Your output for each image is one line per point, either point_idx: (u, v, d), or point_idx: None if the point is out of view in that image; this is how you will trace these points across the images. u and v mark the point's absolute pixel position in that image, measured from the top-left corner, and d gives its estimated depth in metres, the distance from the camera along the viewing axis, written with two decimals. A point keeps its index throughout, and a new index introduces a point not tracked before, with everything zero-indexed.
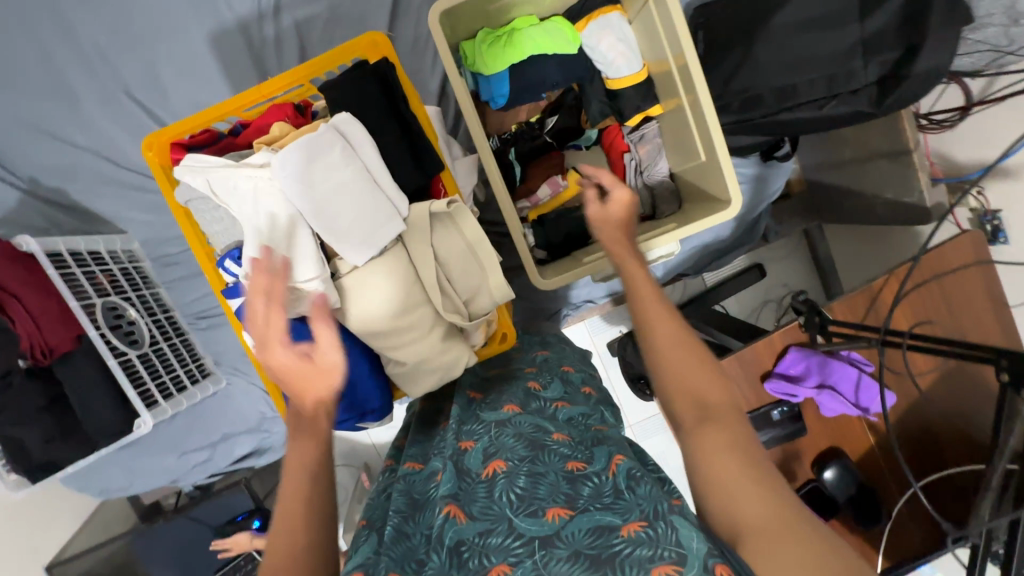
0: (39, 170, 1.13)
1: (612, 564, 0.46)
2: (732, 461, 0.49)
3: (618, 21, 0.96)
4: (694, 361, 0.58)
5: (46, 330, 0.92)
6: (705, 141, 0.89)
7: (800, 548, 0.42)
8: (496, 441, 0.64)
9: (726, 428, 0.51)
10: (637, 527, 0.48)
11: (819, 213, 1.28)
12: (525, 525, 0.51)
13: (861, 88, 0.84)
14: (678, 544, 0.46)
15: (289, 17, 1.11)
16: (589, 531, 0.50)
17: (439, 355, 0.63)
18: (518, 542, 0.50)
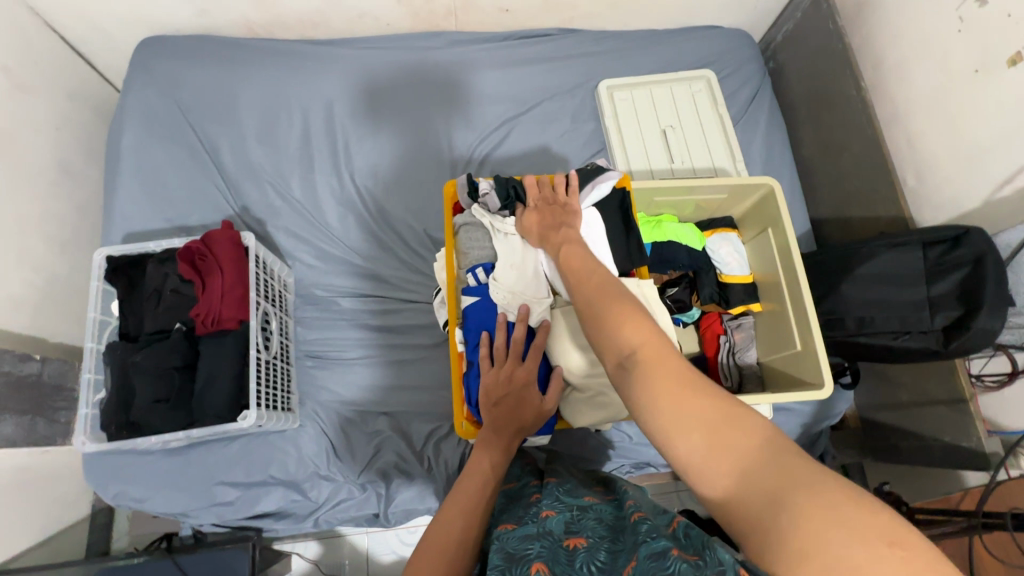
0: (255, 203, 1.41)
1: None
2: (681, 421, 0.49)
3: (735, 237, 1.29)
4: (620, 306, 0.59)
5: (224, 304, 1.04)
6: (802, 332, 1.10)
7: (784, 489, 0.43)
8: (578, 520, 0.78)
9: (700, 416, 0.49)
10: (692, 555, 0.56)
11: (872, 451, 1.40)
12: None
13: (929, 330, 1.08)
14: (720, 563, 0.53)
15: (488, 167, 1.50)
16: (649, 558, 0.58)
17: (614, 393, 0.74)
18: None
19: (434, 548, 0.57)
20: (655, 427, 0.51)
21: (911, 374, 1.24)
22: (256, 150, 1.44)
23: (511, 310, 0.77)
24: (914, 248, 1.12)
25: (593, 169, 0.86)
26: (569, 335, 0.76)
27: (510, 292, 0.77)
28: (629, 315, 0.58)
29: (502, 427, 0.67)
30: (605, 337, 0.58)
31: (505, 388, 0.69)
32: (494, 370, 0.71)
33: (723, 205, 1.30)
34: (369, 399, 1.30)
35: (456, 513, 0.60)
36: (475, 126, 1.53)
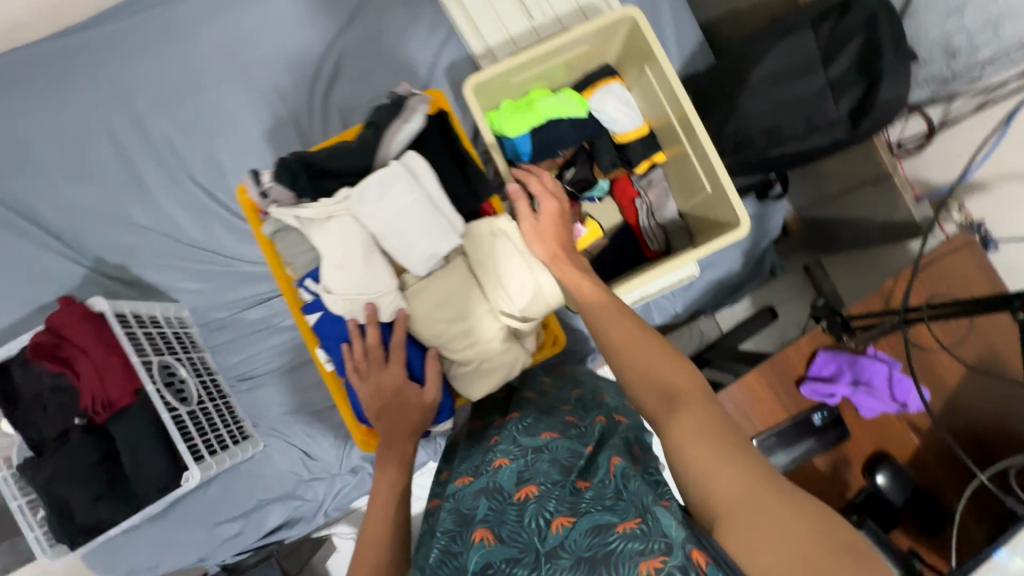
0: (105, 249, 1.25)
1: (608, 561, 0.53)
2: (704, 446, 0.55)
3: (617, 87, 1.13)
4: (660, 348, 0.64)
5: (108, 383, 0.96)
6: (708, 171, 1.01)
7: (762, 511, 0.50)
8: (531, 467, 0.72)
9: (706, 434, 0.56)
10: (632, 523, 0.55)
11: (819, 248, 1.38)
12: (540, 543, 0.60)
13: (837, 120, 0.98)
14: (664, 534, 0.52)
15: (336, 108, 1.30)
16: (589, 532, 0.57)
17: (497, 356, 0.71)
18: (530, 548, 0.61)
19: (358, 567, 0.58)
20: (670, 438, 0.58)
21: (835, 162, 1.17)
22: (77, 191, 1.25)
23: (357, 314, 0.68)
24: (801, 31, 0.99)
25: (393, 103, 0.72)
26: (432, 312, 0.71)
27: (348, 297, 0.67)
28: (659, 344, 0.64)
29: (391, 438, 0.65)
30: (639, 371, 0.63)
31: (379, 400, 0.66)
32: (365, 384, 0.67)
33: (592, 55, 1.13)
34: (320, 395, 1.26)
35: (370, 536, 0.59)
36: (301, 64, 1.31)
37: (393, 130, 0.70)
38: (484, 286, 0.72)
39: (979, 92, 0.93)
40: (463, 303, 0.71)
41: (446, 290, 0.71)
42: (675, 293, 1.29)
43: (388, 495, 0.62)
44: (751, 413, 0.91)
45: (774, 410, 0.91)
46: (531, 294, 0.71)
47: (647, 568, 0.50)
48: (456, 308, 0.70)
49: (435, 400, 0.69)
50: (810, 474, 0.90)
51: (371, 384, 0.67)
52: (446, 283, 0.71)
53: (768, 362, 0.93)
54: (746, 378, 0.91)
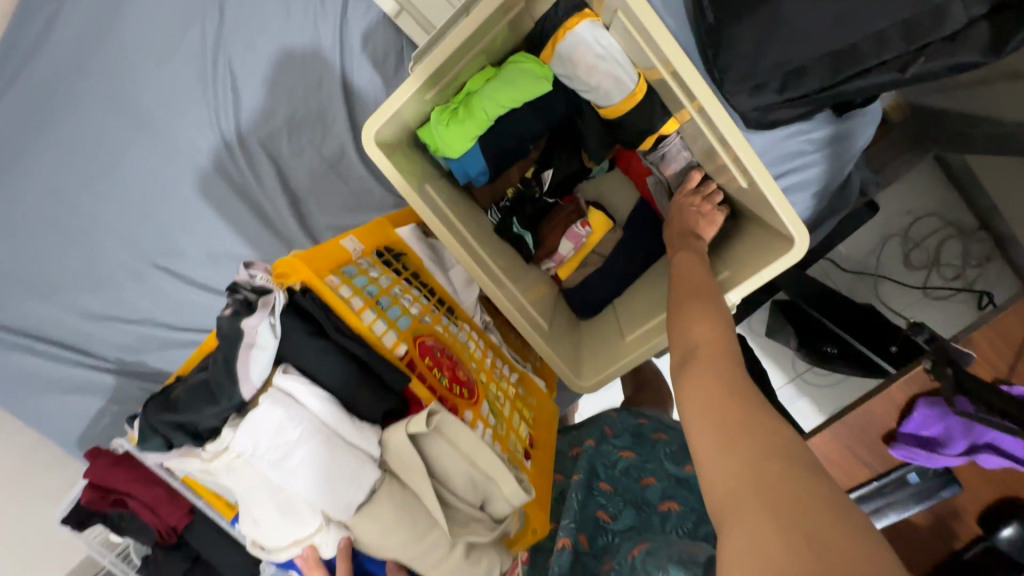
0: (110, 352, 1.21)
1: None
2: (698, 414, 0.42)
3: (592, 35, 0.73)
4: (708, 314, 0.53)
5: (164, 512, 1.02)
6: (738, 164, 0.68)
7: (748, 511, 0.34)
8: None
9: (711, 402, 0.42)
10: None
11: (932, 143, 0.96)
12: None
13: (965, 27, 0.58)
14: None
15: (253, 142, 1.05)
16: None
17: (469, 575, 0.54)
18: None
19: None
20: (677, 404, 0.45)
21: None
22: (59, 305, 1.20)
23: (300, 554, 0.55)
24: None
25: (231, 314, 0.49)
26: (370, 542, 0.52)
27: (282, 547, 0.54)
28: (713, 314, 0.52)
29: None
30: (678, 330, 0.53)
31: None
32: None
33: None
34: None
35: None
36: (198, 96, 1.05)
37: (242, 365, 0.48)
38: (426, 500, 0.52)
39: None
40: (408, 526, 0.51)
41: (373, 518, 0.50)
42: None
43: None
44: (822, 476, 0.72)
45: (855, 469, 0.72)
46: (488, 488, 0.54)
47: None
48: (394, 535, 0.51)
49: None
50: (906, 529, 0.73)
51: None
52: (371, 509, 0.50)
53: (840, 417, 0.71)
54: (813, 439, 0.71)
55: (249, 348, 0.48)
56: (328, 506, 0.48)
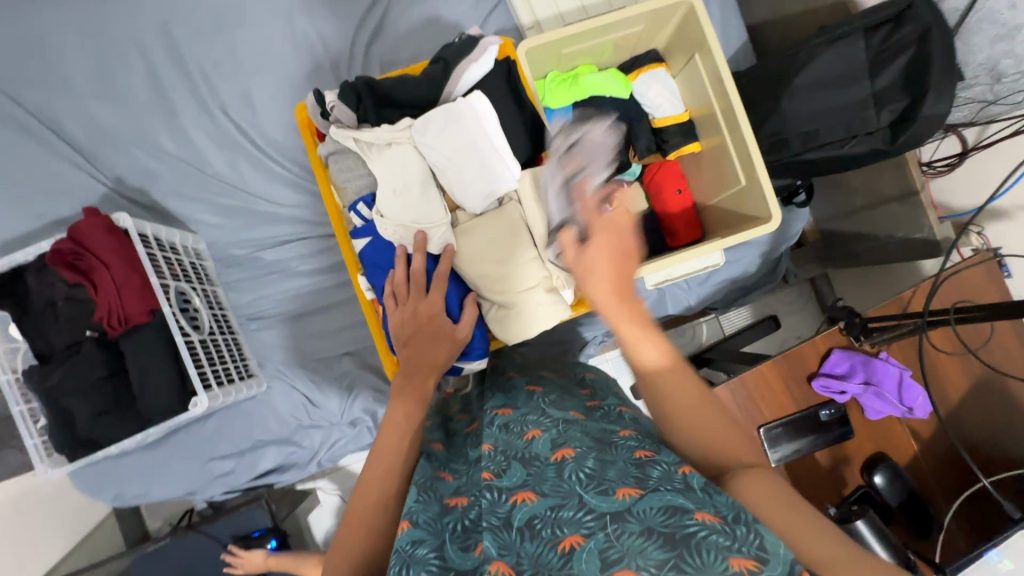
0: (127, 171, 1.23)
1: (688, 545, 0.45)
2: (774, 498, 0.49)
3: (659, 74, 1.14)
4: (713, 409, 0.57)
5: (127, 299, 0.94)
6: (746, 167, 1.02)
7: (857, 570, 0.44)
8: (565, 432, 0.62)
9: (777, 493, 0.50)
10: (715, 517, 0.47)
11: (833, 259, 1.40)
12: (596, 501, 0.51)
13: (876, 130, 1.00)
14: (762, 547, 0.45)
15: (375, 61, 1.28)
16: (661, 510, 0.48)
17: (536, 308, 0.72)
18: (591, 516, 0.50)
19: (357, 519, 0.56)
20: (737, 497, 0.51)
21: (862, 178, 1.20)
22: (103, 108, 1.22)
23: (406, 242, 0.70)
24: (853, 40, 1.00)
25: (464, 42, 0.71)
26: (481, 252, 0.72)
27: (401, 221, 0.69)
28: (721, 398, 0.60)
29: (413, 370, 0.64)
30: (700, 425, 0.57)
31: (412, 326, 0.66)
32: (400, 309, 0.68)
33: (642, 40, 1.13)
34: (325, 344, 1.26)
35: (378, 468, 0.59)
36: (345, 9, 1.27)
37: (460, 69, 0.69)
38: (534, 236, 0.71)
39: (1014, 117, 0.95)
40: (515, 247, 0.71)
41: (498, 231, 0.71)
42: (691, 286, 1.30)
43: (402, 427, 0.62)
44: (759, 402, 0.92)
45: (783, 403, 0.93)
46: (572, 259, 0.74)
47: (739, 567, 0.43)
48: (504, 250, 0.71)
49: (465, 337, 0.70)
50: (811, 467, 0.92)
51: (408, 309, 0.68)
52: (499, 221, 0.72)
53: (781, 355, 0.95)
54: (761, 365, 0.93)
55: (466, 64, 0.70)
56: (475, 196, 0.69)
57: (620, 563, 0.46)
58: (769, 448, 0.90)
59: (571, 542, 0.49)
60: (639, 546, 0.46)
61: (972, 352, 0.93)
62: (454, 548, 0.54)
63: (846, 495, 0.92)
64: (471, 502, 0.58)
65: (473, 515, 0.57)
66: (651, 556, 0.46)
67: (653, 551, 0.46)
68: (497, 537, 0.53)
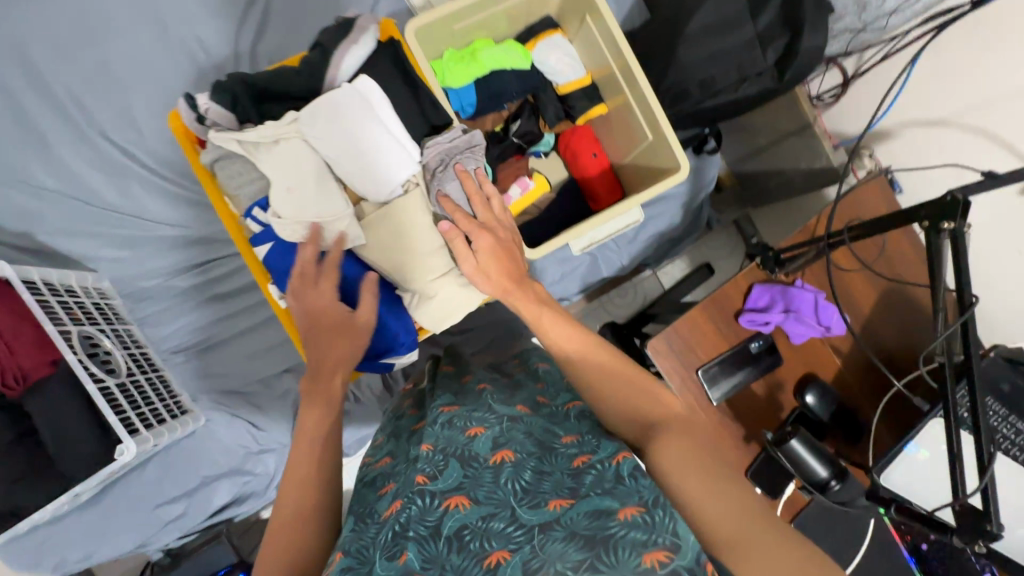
0: (5, 215, 1.11)
1: (606, 544, 0.47)
2: (693, 473, 0.51)
3: (555, 41, 1.14)
4: (636, 390, 0.60)
5: (21, 354, 0.87)
6: (651, 120, 1.04)
7: (771, 549, 0.46)
8: (507, 432, 0.62)
9: (696, 464, 0.52)
10: (634, 511, 0.48)
11: (749, 200, 1.47)
12: (526, 515, 0.51)
13: (764, 70, 1.04)
14: (675, 533, 0.46)
15: (264, 60, 1.21)
16: (588, 513, 0.50)
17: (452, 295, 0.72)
18: (518, 530, 0.50)
19: (284, 526, 0.54)
20: (658, 469, 0.53)
21: (763, 118, 1.25)
22: None
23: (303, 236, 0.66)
24: None
25: (339, 25, 0.67)
26: (390, 241, 0.69)
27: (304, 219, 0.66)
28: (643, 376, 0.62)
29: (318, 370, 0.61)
30: (624, 399, 0.60)
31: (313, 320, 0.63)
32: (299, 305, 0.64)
33: (534, 7, 1.12)
34: (260, 365, 1.21)
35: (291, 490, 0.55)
36: (221, 9, 1.19)
37: (340, 52, 0.65)
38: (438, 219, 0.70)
39: (886, 40, 1.02)
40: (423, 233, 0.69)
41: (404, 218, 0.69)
42: (621, 247, 1.33)
43: (319, 424, 0.59)
44: (694, 346, 0.96)
45: (716, 342, 0.97)
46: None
47: (652, 561, 0.45)
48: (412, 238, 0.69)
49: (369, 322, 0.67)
50: (749, 400, 0.97)
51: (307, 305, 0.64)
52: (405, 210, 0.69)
53: (708, 298, 0.98)
54: (690, 311, 0.96)
55: (348, 46, 0.66)
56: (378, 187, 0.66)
57: (541, 570, 0.46)
58: (710, 388, 0.94)
59: (498, 558, 0.49)
60: (559, 551, 0.47)
61: (870, 263, 1.00)
62: (380, 559, 0.52)
63: (784, 419, 0.97)
64: (405, 503, 0.57)
65: (402, 522, 0.55)
66: (569, 559, 0.46)
67: (572, 554, 0.47)
68: (422, 548, 0.52)
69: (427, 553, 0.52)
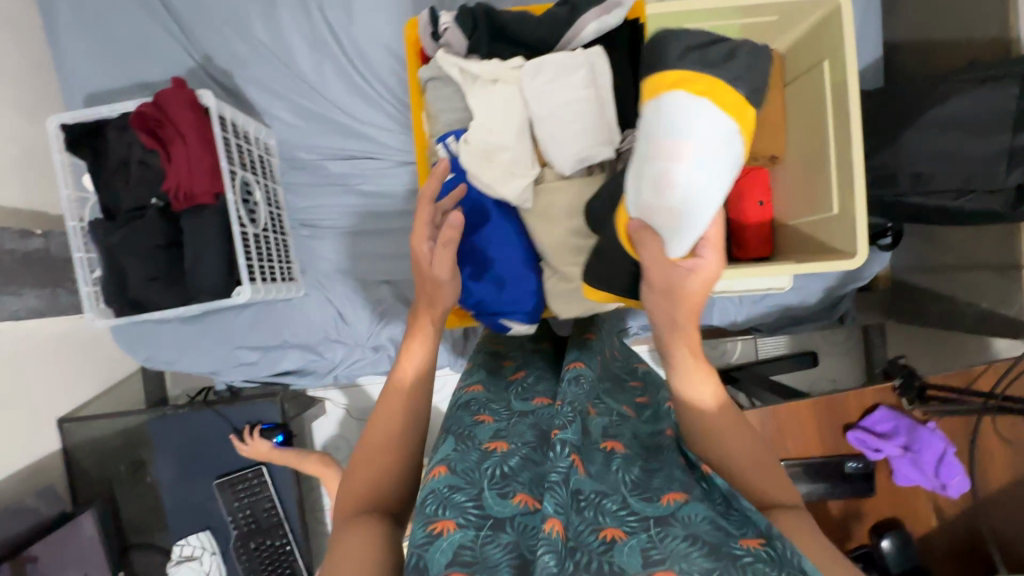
0: (217, 50, 1.22)
1: (731, 560, 0.49)
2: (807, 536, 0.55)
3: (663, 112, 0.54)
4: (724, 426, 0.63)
5: (195, 177, 0.96)
6: (842, 194, 0.95)
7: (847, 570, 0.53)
8: (618, 427, 0.69)
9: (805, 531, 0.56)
10: (757, 544, 0.52)
11: (897, 313, 1.33)
12: (641, 506, 0.56)
13: (998, 190, 0.91)
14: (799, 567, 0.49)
15: None
16: (706, 521, 0.54)
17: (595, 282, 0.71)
18: (634, 517, 0.54)
19: (360, 473, 0.61)
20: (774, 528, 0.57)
21: (960, 236, 1.11)
22: None
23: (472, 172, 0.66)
24: (1007, 84, 0.89)
25: None
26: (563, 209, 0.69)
27: (487, 152, 0.66)
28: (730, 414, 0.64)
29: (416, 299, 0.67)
30: (720, 448, 0.62)
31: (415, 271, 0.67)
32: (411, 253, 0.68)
33: (769, 32, 1.04)
34: (365, 269, 1.28)
35: (361, 470, 0.61)
36: None
37: (590, 17, 0.64)
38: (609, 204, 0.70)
39: None
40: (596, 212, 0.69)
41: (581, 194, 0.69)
42: (743, 302, 1.24)
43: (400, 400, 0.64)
44: (784, 436, 0.90)
45: (811, 444, 0.90)
46: None
47: (748, 544, 0.52)
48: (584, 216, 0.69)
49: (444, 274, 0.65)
50: (819, 511, 0.90)
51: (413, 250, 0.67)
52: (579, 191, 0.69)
53: (824, 397, 0.91)
54: (800, 401, 0.91)
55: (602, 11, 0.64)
56: (569, 155, 0.65)
57: (664, 562, 0.49)
58: None
59: (552, 524, 0.49)
60: (684, 551, 0.50)
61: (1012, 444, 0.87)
62: (491, 489, 0.57)
63: (847, 548, 0.90)
64: (512, 453, 0.62)
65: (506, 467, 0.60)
66: (697, 561, 0.48)
67: (698, 558, 0.49)
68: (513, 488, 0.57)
69: (514, 478, 0.58)
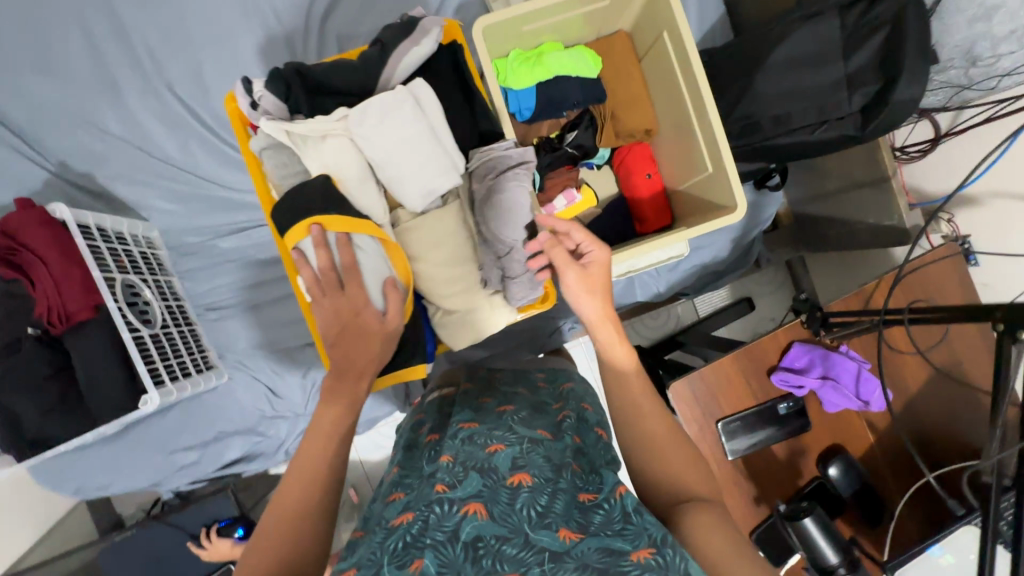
0: (71, 154, 1.16)
1: None
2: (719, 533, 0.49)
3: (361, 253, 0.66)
4: (650, 404, 0.62)
5: (66, 295, 0.91)
6: (711, 151, 0.98)
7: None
8: (526, 454, 0.59)
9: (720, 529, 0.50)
10: (647, 553, 0.46)
11: (805, 242, 1.39)
12: (539, 538, 0.48)
13: (847, 115, 0.96)
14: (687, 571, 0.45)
15: (333, 32, 1.19)
16: (600, 550, 0.48)
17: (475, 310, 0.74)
18: (533, 552, 0.47)
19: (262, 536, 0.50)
20: (687, 535, 0.50)
21: (837, 160, 1.16)
22: (42, 86, 1.14)
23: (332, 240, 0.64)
24: (828, 17, 0.95)
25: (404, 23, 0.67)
26: (427, 244, 0.71)
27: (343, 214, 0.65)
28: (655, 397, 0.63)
29: (345, 372, 0.60)
30: (649, 434, 0.60)
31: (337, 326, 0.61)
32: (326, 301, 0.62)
33: (609, 16, 1.08)
34: (284, 336, 1.24)
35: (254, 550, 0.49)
36: None
37: (401, 50, 0.66)
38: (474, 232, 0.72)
39: (989, 102, 0.93)
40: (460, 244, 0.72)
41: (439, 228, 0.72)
42: (661, 273, 1.27)
43: (307, 487, 0.53)
44: (717, 396, 0.92)
45: (743, 397, 0.92)
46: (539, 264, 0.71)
47: (637, 557, 0.46)
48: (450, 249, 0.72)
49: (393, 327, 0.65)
50: (768, 459, 0.92)
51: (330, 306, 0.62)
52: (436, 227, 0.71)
53: (742, 348, 0.94)
54: (722, 359, 0.92)
55: (411, 42, 0.66)
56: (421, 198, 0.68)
57: None
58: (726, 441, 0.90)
59: None
60: None
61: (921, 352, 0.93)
62: (389, 565, 0.48)
63: (801, 486, 0.92)
64: (417, 518, 0.53)
65: (413, 530, 0.51)
66: None
67: None
68: (410, 545, 0.49)
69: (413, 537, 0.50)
